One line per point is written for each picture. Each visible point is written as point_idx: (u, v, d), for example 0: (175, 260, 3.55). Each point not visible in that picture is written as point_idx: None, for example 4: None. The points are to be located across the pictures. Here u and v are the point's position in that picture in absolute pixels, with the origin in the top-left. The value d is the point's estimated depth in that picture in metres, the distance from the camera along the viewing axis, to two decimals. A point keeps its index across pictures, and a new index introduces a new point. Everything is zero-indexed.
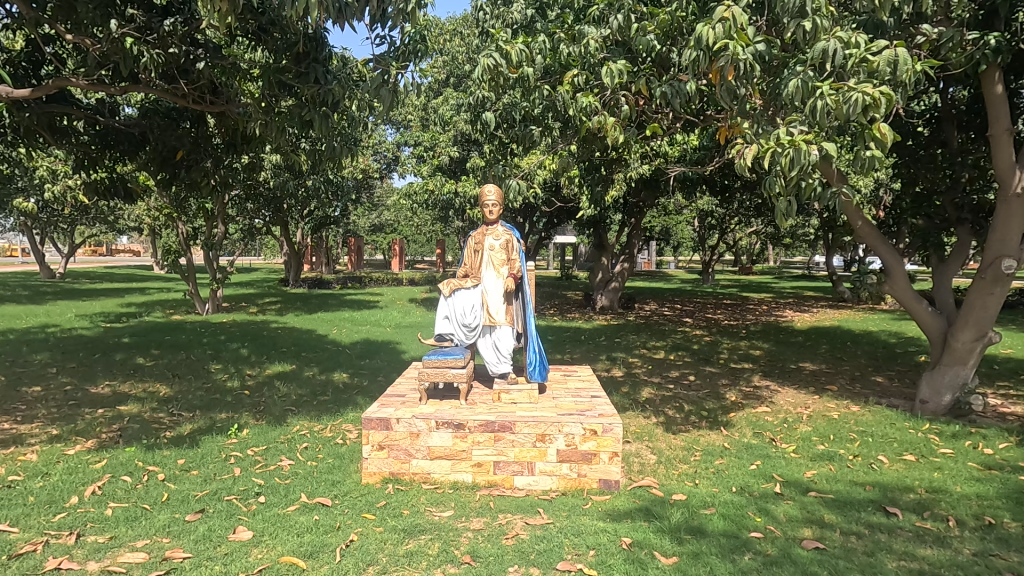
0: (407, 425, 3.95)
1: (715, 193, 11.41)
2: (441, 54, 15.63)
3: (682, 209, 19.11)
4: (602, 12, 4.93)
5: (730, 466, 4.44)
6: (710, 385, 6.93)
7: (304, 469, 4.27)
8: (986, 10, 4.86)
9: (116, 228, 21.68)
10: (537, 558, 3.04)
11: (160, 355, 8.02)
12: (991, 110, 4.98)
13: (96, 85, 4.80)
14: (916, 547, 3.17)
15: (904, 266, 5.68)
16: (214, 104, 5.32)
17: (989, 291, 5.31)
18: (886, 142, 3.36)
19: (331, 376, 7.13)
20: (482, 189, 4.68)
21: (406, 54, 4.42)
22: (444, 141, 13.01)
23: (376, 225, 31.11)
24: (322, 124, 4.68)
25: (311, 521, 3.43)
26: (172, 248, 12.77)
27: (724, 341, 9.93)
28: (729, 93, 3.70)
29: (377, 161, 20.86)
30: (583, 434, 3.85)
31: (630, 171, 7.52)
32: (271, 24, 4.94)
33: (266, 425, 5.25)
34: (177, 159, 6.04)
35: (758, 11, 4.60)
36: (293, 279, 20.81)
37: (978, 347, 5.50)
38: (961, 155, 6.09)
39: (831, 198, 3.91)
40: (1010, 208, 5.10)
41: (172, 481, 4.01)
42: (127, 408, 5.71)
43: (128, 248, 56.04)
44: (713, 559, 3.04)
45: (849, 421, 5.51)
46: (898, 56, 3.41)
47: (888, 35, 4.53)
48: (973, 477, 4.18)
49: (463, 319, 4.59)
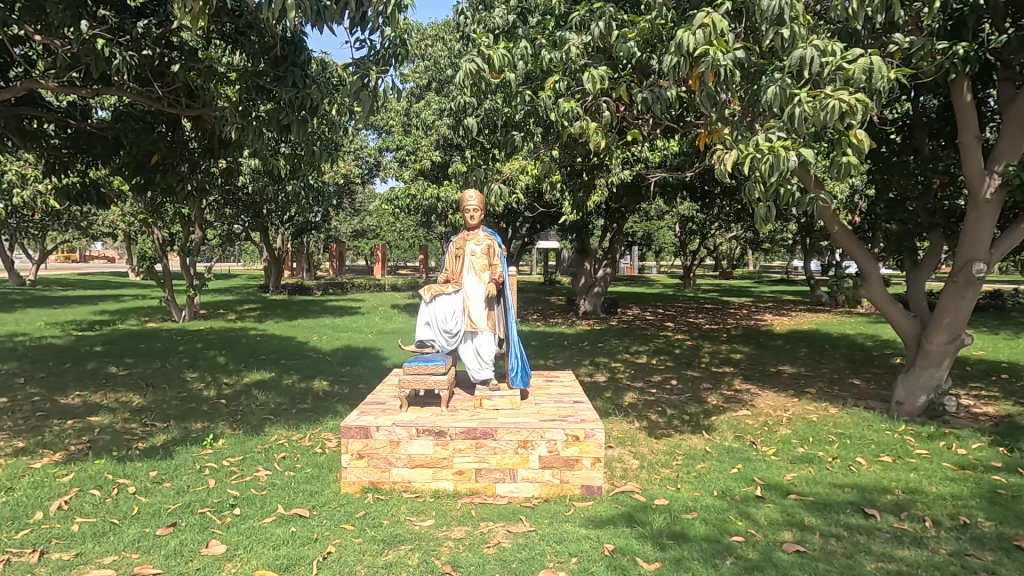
0: (387, 434, 3.89)
1: (695, 198, 11.51)
2: (422, 59, 15.62)
3: (663, 215, 19.39)
4: (584, 19, 4.96)
5: (711, 470, 4.46)
6: (692, 389, 6.97)
7: (281, 479, 4.17)
8: (954, 21, 5.06)
9: (87, 234, 21.21)
10: (519, 567, 3.01)
11: (134, 364, 7.83)
12: (960, 118, 5.13)
13: (67, 88, 4.67)
14: (894, 549, 3.20)
15: (880, 271, 5.78)
16: (190, 107, 5.30)
17: (962, 295, 5.39)
18: (863, 148, 3.39)
19: (311, 384, 7.01)
20: (463, 194, 4.66)
21: (386, 58, 4.34)
22: (426, 145, 13.03)
23: (358, 230, 30.85)
24: (300, 129, 4.65)
25: (287, 534, 3.34)
26: (147, 255, 12.48)
27: (705, 345, 10.03)
28: (709, 98, 3.77)
29: (359, 166, 21.10)
30: (565, 440, 3.83)
31: (611, 176, 7.54)
32: (248, 27, 4.87)
33: (243, 435, 5.15)
34: (152, 164, 5.92)
35: (736, 19, 4.62)
36: (273, 285, 20.55)
37: (951, 349, 5.61)
38: (933, 161, 6.18)
39: (810, 203, 3.98)
40: (981, 212, 5.21)
41: (144, 494, 3.89)
42: (98, 419, 5.55)
43: (104, 254, 55.79)
44: (695, 564, 3.03)
45: (828, 423, 5.58)
46: (873, 63, 3.43)
47: (862, 43, 4.69)
48: (948, 477, 4.24)
49: (444, 325, 4.54)
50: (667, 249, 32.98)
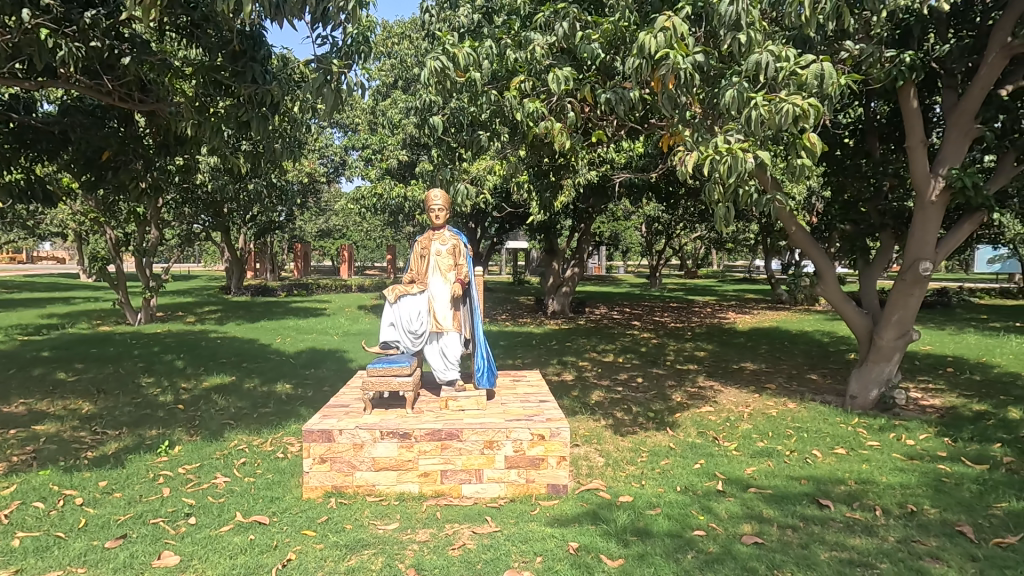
0: (351, 437, 3.82)
1: (661, 199, 11.70)
2: (388, 56, 15.43)
3: (629, 215, 19.66)
4: (548, 20, 4.97)
5: (675, 466, 4.54)
6: (657, 387, 7.09)
7: (241, 486, 4.05)
8: (901, 30, 5.35)
9: (34, 234, 20.23)
10: (484, 568, 2.99)
11: (84, 369, 7.49)
12: (907, 122, 5.35)
13: (8, 79, 4.43)
14: (847, 538, 3.32)
15: (834, 270, 5.99)
16: (143, 102, 5.10)
17: (910, 293, 5.64)
18: (816, 151, 3.51)
19: (274, 387, 6.84)
20: (428, 194, 4.61)
21: (349, 55, 4.27)
22: (393, 144, 12.88)
23: (324, 229, 30.26)
24: (261, 126, 4.54)
25: (245, 542, 3.25)
26: (99, 255, 11.95)
27: (671, 343, 10.21)
28: (671, 100, 3.83)
29: (325, 165, 20.69)
30: (531, 439, 3.84)
31: (578, 177, 7.59)
32: (204, 20, 4.71)
33: (201, 441, 4.98)
34: (103, 161, 5.68)
35: (696, 23, 4.71)
36: (235, 286, 19.98)
37: (900, 344, 5.85)
38: (884, 164, 6.44)
39: (767, 204, 4.10)
40: (927, 213, 5.45)
41: (92, 505, 3.72)
42: (43, 428, 5.29)
43: (53, 254, 53.28)
44: (658, 559, 3.08)
45: (787, 418, 5.75)
46: (824, 69, 3.54)
47: (815, 49, 4.88)
48: (897, 467, 4.43)
49: (408, 326, 4.48)
50: (634, 249, 33.46)
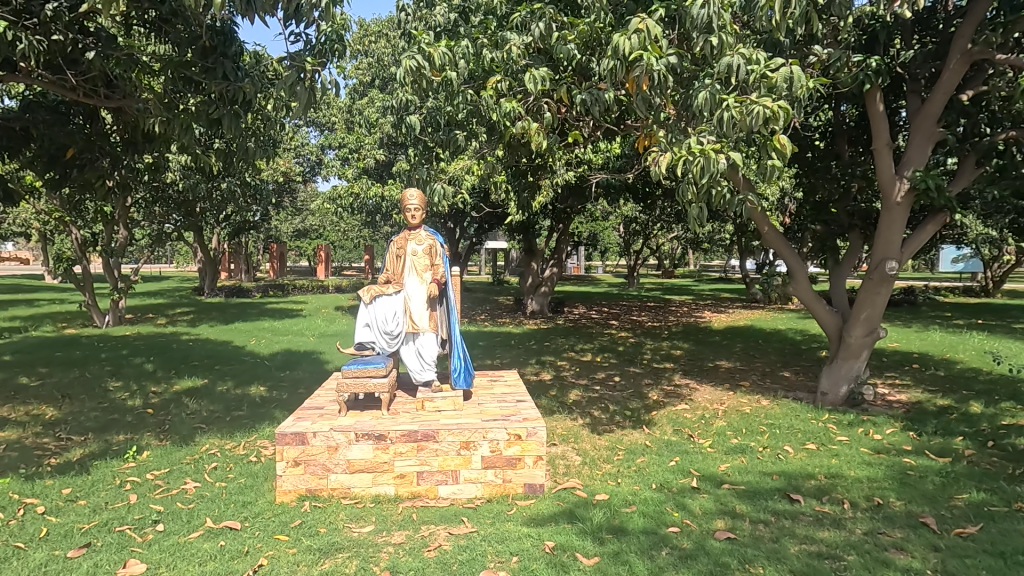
0: (325, 439, 3.77)
1: (638, 199, 11.81)
2: (365, 55, 15.28)
3: (608, 215, 19.81)
4: (524, 20, 4.98)
5: (651, 464, 4.59)
6: (634, 385, 7.15)
7: (212, 491, 3.97)
8: (868, 36, 5.50)
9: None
10: (460, 569, 2.98)
11: (48, 374, 7.25)
12: (873, 125, 5.50)
13: None
14: (816, 531, 3.39)
15: (805, 269, 6.12)
16: (108, 98, 4.97)
17: (877, 292, 5.80)
18: (785, 152, 3.58)
19: (247, 390, 6.71)
20: (403, 193, 4.57)
21: (322, 53, 4.22)
22: (370, 143, 12.75)
23: (300, 229, 29.83)
24: (232, 124, 4.46)
25: (215, 548, 3.18)
26: (65, 256, 11.59)
27: (648, 342, 10.31)
28: (645, 101, 3.87)
29: (301, 164, 20.40)
30: (507, 439, 3.84)
31: (555, 177, 7.63)
32: (173, 15, 4.60)
33: (170, 446, 4.86)
34: (67, 158, 5.51)
35: (670, 26, 4.76)
36: (208, 287, 19.56)
37: (868, 341, 6.00)
38: (852, 166, 6.61)
39: (739, 205, 4.17)
40: (892, 214, 5.60)
41: (54, 513, 3.60)
42: (3, 434, 5.10)
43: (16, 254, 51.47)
44: (632, 556, 3.10)
45: (760, 415, 5.85)
46: (793, 73, 3.62)
47: (784, 53, 4.98)
48: (865, 461, 4.54)
49: (384, 327, 4.45)
50: (612, 249, 33.72)
